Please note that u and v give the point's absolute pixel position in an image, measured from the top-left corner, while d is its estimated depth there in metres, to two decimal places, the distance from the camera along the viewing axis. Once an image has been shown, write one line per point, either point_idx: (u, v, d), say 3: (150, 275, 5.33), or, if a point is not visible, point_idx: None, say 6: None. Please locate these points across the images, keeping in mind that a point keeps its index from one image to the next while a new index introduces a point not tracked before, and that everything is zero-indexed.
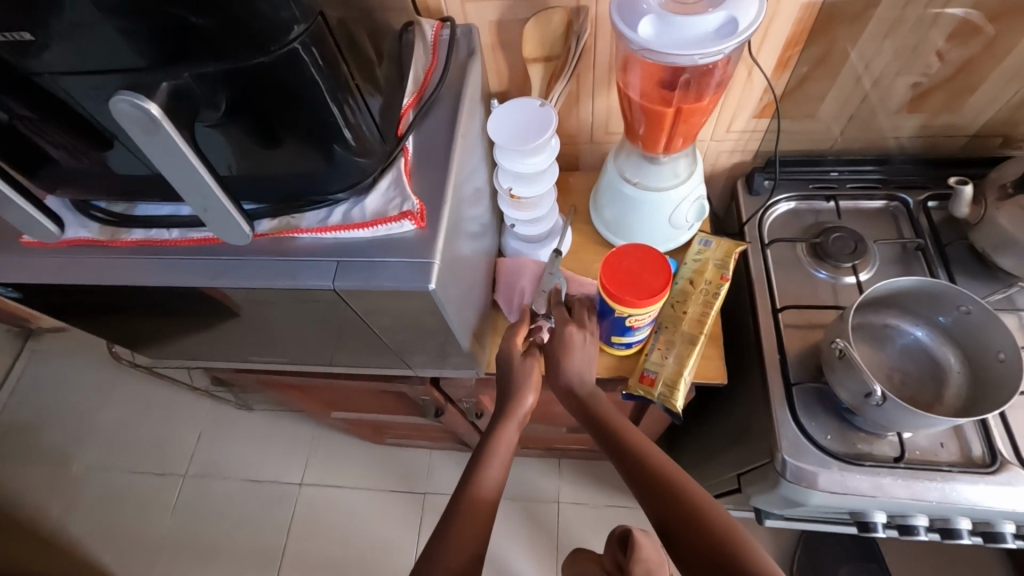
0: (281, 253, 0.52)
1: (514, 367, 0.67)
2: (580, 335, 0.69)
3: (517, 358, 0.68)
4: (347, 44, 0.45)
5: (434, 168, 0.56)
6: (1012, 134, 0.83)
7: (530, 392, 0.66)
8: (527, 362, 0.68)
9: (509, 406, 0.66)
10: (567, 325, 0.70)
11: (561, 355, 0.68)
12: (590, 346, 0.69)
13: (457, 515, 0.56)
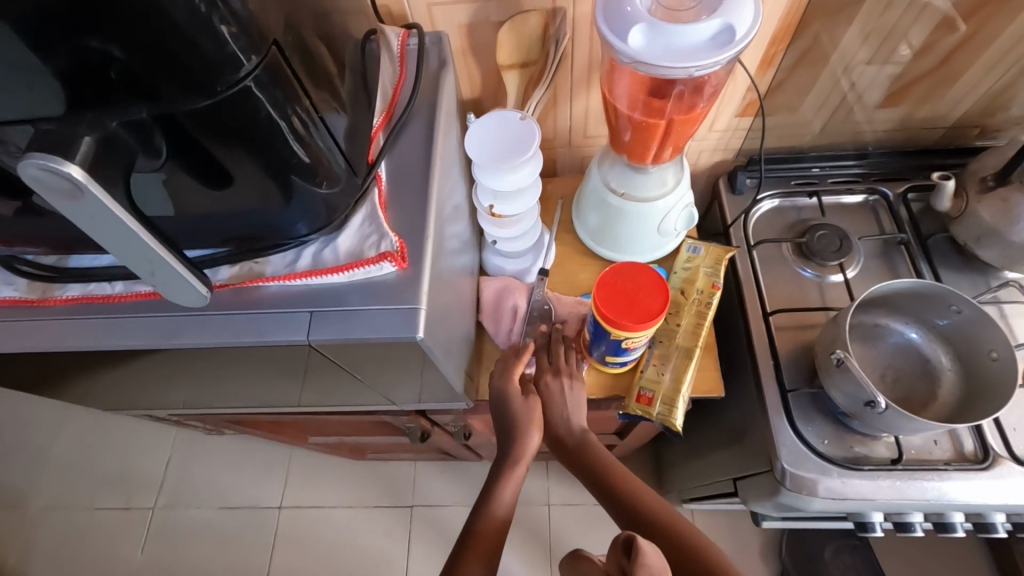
0: (245, 306, 0.46)
1: (513, 408, 0.62)
2: (569, 383, 0.66)
3: (517, 396, 0.63)
4: (305, 73, 0.39)
5: (412, 197, 0.51)
6: (988, 125, 0.82)
7: (533, 432, 0.61)
8: (527, 402, 0.63)
9: (512, 450, 0.60)
10: (544, 375, 0.67)
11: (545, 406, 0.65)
12: (575, 390, 0.66)
13: (463, 557, 0.53)
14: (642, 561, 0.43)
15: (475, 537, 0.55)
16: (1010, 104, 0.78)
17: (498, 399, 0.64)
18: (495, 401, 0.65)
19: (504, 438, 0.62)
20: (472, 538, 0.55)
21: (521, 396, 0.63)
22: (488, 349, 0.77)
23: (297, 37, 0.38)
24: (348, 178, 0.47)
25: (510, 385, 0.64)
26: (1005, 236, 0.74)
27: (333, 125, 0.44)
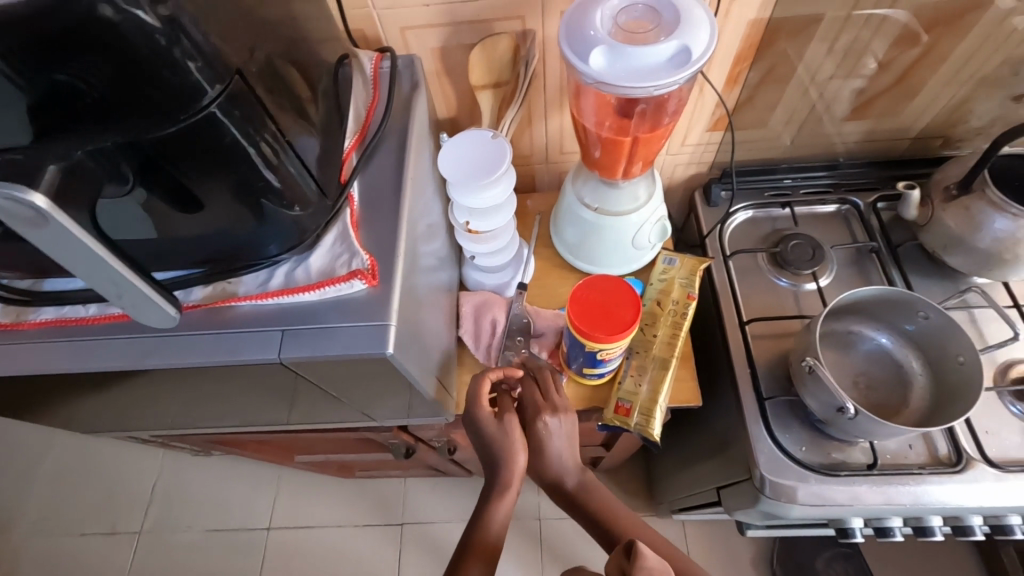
0: (217, 326, 0.47)
1: (491, 436, 0.61)
2: (557, 419, 0.62)
3: (493, 424, 0.61)
4: (272, 99, 0.40)
5: (383, 216, 0.52)
6: (951, 136, 0.85)
7: (518, 458, 0.60)
8: (504, 429, 0.61)
9: (500, 476, 0.61)
10: (539, 416, 0.62)
11: (540, 448, 0.63)
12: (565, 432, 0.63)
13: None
14: (642, 562, 0.45)
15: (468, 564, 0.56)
16: (970, 116, 0.81)
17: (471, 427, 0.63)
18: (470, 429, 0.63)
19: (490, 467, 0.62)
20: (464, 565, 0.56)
21: (497, 421, 0.61)
22: (469, 364, 0.78)
23: (264, 66, 0.40)
24: (319, 198, 0.48)
25: (483, 412, 0.61)
26: (971, 243, 0.76)
27: (302, 148, 0.45)
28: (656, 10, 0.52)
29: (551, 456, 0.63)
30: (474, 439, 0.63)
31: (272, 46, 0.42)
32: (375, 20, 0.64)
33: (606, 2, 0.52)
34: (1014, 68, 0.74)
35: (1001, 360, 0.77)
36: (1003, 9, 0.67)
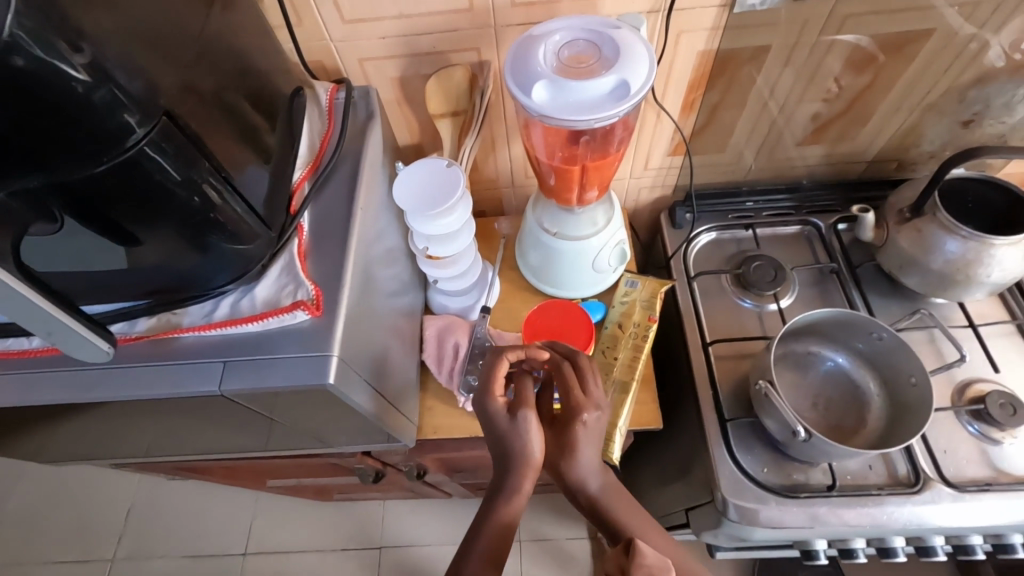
0: (160, 357, 0.47)
1: (506, 433, 0.55)
2: (596, 413, 0.57)
3: (507, 420, 0.55)
4: (208, 137, 0.42)
5: (332, 246, 0.53)
6: (905, 160, 0.87)
7: (535, 457, 0.55)
8: (521, 425, 0.55)
9: (512, 477, 0.55)
10: (577, 411, 0.56)
11: (566, 453, 0.57)
12: (598, 427, 0.57)
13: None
14: (641, 559, 0.46)
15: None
16: (921, 140, 0.83)
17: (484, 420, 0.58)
18: (483, 422, 0.58)
19: (502, 469, 0.56)
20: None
21: (512, 413, 0.56)
22: (433, 387, 0.78)
23: (200, 106, 0.41)
24: (264, 231, 0.49)
25: (495, 403, 0.57)
26: (924, 264, 0.78)
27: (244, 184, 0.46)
28: (597, 45, 0.53)
29: (578, 465, 0.57)
30: (487, 433, 0.58)
31: (209, 85, 0.43)
32: (333, 52, 0.66)
33: (549, 38, 0.53)
34: (960, 95, 0.76)
35: (959, 380, 0.78)
36: (940, 42, 0.69)
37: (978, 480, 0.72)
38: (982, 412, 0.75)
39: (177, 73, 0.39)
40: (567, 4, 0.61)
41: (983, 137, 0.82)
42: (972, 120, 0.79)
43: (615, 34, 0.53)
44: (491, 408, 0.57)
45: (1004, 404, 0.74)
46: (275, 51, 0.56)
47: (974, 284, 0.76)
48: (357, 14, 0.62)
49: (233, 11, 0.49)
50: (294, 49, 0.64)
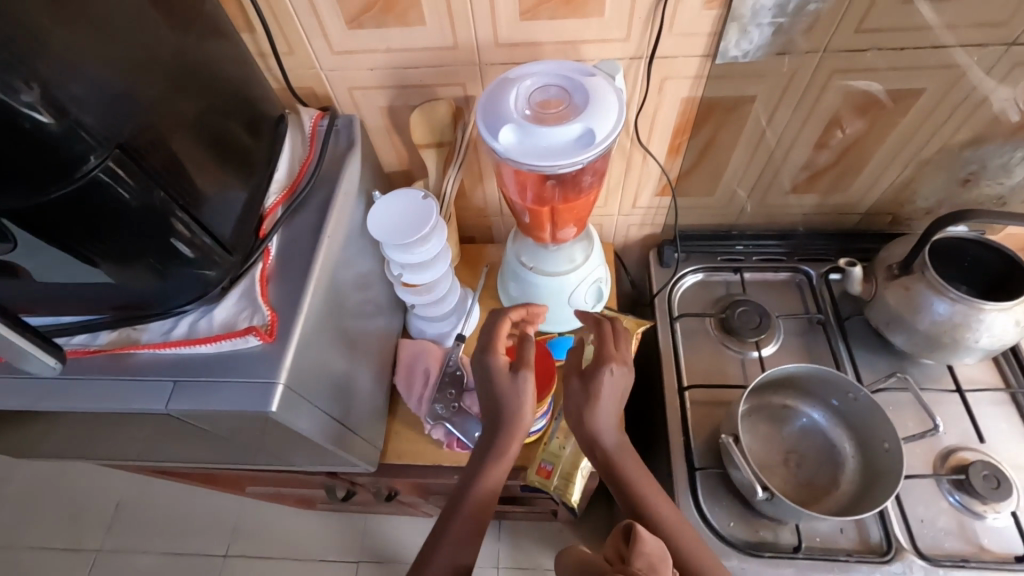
0: (114, 372, 0.48)
1: (501, 391, 0.59)
2: (621, 370, 0.60)
3: (507, 379, 0.59)
4: (168, 168, 0.44)
5: (295, 272, 0.54)
6: (900, 214, 0.86)
7: (524, 416, 0.58)
8: (515, 384, 0.59)
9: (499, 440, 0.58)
10: (603, 364, 0.60)
11: (587, 401, 0.59)
12: (620, 384, 0.60)
13: (444, 552, 0.54)
14: (641, 548, 0.40)
15: (456, 534, 0.55)
16: (915, 196, 0.82)
17: (481, 377, 0.61)
18: (480, 378, 0.61)
19: (495, 426, 0.59)
20: (454, 531, 0.55)
21: (512, 371, 0.59)
22: (403, 412, 0.78)
23: (160, 139, 0.43)
24: (223, 257, 0.51)
25: (495, 360, 0.60)
26: (911, 324, 0.75)
27: (206, 211, 0.48)
28: (569, 91, 0.54)
29: (596, 416, 0.59)
30: (482, 390, 0.61)
31: (173, 118, 0.44)
32: (323, 80, 0.67)
33: (521, 83, 0.55)
34: (954, 154, 0.75)
35: (943, 446, 0.76)
36: (934, 96, 0.67)
37: (954, 554, 0.69)
38: (964, 483, 0.72)
39: (136, 109, 0.41)
40: (550, 46, 0.62)
41: (981, 197, 0.81)
42: (969, 179, 0.78)
43: (586, 82, 0.54)
44: (492, 364, 0.60)
45: (987, 476, 0.72)
46: (254, 80, 0.58)
47: (962, 348, 0.74)
48: (345, 46, 0.63)
49: (212, 42, 0.51)
50: (284, 76, 0.66)
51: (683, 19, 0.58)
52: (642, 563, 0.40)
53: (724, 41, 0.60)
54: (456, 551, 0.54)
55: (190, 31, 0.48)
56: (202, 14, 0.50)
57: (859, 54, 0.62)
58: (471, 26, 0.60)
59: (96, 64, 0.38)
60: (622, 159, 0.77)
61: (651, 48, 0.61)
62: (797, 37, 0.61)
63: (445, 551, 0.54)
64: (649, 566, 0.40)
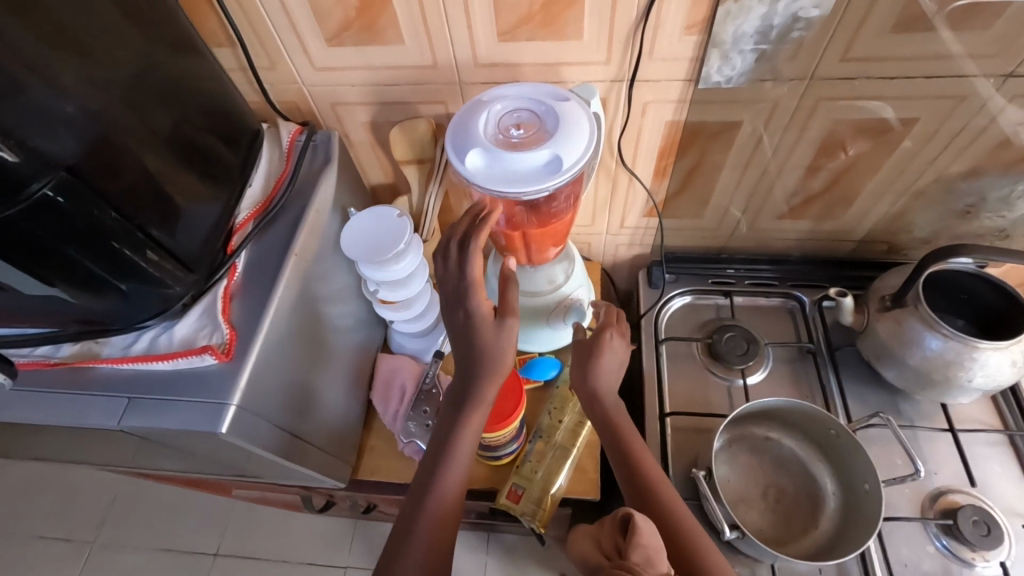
0: (72, 387, 0.49)
1: (482, 338, 0.54)
2: (620, 339, 0.64)
3: (490, 328, 0.55)
4: (122, 188, 0.44)
5: (260, 289, 0.54)
6: (897, 243, 0.83)
7: (506, 359, 0.55)
8: (500, 330, 0.55)
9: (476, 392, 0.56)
10: (605, 330, 0.63)
11: (589, 357, 0.63)
12: (621, 355, 0.64)
13: (423, 530, 0.52)
14: (638, 544, 0.41)
15: (434, 514, 0.53)
16: (912, 226, 0.80)
17: (459, 326, 0.56)
18: (456, 329, 0.56)
19: (472, 382, 0.56)
20: (432, 511, 0.53)
21: (493, 320, 0.55)
22: (377, 428, 0.77)
23: (111, 160, 0.43)
24: (185, 275, 0.51)
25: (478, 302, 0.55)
26: (902, 358, 0.73)
27: (164, 231, 0.48)
28: (540, 115, 0.54)
29: (597, 373, 0.62)
30: (456, 342, 0.57)
31: (128, 139, 0.45)
32: (306, 95, 0.68)
33: (491, 107, 0.54)
34: (950, 185, 0.73)
35: (932, 487, 0.72)
36: (928, 127, 0.66)
37: None
38: (953, 528, 0.69)
39: (83, 131, 0.41)
40: (530, 67, 0.62)
41: (981, 229, 0.79)
42: (969, 211, 0.76)
43: (556, 106, 0.53)
44: (472, 310, 0.55)
45: (977, 522, 0.68)
46: (228, 96, 0.58)
47: (955, 387, 0.71)
48: (326, 63, 0.63)
49: (180, 56, 0.52)
50: (266, 89, 0.67)
51: (664, 43, 0.57)
52: (640, 557, 0.41)
53: (706, 66, 0.59)
54: (435, 530, 0.52)
55: (155, 51, 0.48)
56: (172, 31, 0.51)
57: (846, 83, 0.61)
58: (449, 46, 0.60)
59: (42, 89, 0.38)
60: (608, 180, 0.76)
61: (632, 71, 0.60)
62: (782, 63, 0.60)
63: (426, 528, 0.52)
64: (646, 560, 0.41)
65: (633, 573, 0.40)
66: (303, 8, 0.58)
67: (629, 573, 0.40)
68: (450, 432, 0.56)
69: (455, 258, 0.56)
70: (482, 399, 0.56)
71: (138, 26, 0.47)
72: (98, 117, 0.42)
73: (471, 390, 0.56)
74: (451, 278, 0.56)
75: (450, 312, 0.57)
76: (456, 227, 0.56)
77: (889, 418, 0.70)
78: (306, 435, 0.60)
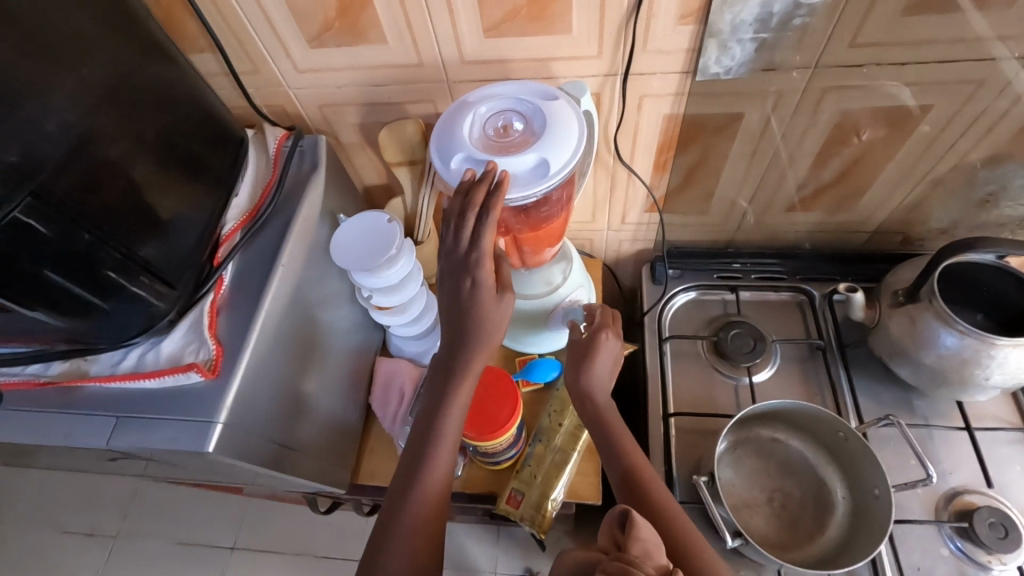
0: (62, 406, 0.49)
1: (480, 313, 0.51)
2: (614, 337, 0.62)
3: (491, 301, 0.51)
4: (97, 206, 0.43)
5: (246, 300, 0.53)
6: (912, 234, 0.80)
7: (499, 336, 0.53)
8: (501, 304, 0.52)
9: (463, 372, 0.54)
10: (600, 330, 0.62)
11: (584, 359, 0.61)
12: (615, 354, 0.62)
13: (417, 500, 0.53)
14: (637, 536, 0.36)
15: (427, 484, 0.53)
16: (928, 217, 0.77)
17: (462, 300, 0.51)
18: (454, 302, 0.52)
19: (461, 354, 0.53)
20: (425, 481, 0.53)
21: (493, 295, 0.52)
22: (377, 433, 0.77)
23: (82, 180, 0.42)
24: (166, 291, 0.50)
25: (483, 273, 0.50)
26: (915, 356, 0.70)
27: (142, 248, 0.48)
28: (527, 116, 0.51)
29: (591, 374, 0.61)
30: (450, 314, 0.53)
31: (100, 156, 0.44)
32: (292, 98, 0.66)
33: (477, 108, 0.52)
34: (970, 173, 0.69)
35: (947, 487, 0.70)
36: (944, 112, 0.62)
37: None
38: (968, 530, 0.66)
39: (50, 152, 0.40)
40: (519, 63, 0.59)
41: (1001, 219, 0.75)
42: (988, 200, 0.72)
43: (544, 106, 0.51)
44: (477, 283, 0.50)
45: (993, 524, 0.66)
46: (208, 103, 0.56)
47: (972, 385, 0.68)
48: (310, 65, 0.62)
49: (156, 65, 0.50)
50: (251, 93, 0.66)
51: (658, 34, 0.55)
52: (639, 550, 0.35)
53: (703, 57, 0.56)
54: (428, 499, 0.53)
55: (129, 60, 0.47)
56: (144, 37, 0.49)
57: (855, 70, 0.59)
58: (435, 44, 0.58)
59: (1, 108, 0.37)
60: (606, 176, 0.74)
61: (625, 64, 0.58)
62: (785, 51, 0.58)
63: (419, 498, 0.53)
64: (645, 553, 0.35)
65: (633, 566, 0.34)
66: (282, 9, 0.56)
67: (628, 567, 0.34)
68: (439, 404, 0.55)
69: (469, 228, 0.49)
70: (471, 369, 0.54)
71: (108, 36, 0.45)
72: (67, 135, 0.41)
73: (461, 363, 0.54)
74: (461, 248, 0.51)
75: (452, 285, 0.52)
76: (474, 194, 0.47)
77: (897, 419, 0.67)
78: (302, 446, 0.59)
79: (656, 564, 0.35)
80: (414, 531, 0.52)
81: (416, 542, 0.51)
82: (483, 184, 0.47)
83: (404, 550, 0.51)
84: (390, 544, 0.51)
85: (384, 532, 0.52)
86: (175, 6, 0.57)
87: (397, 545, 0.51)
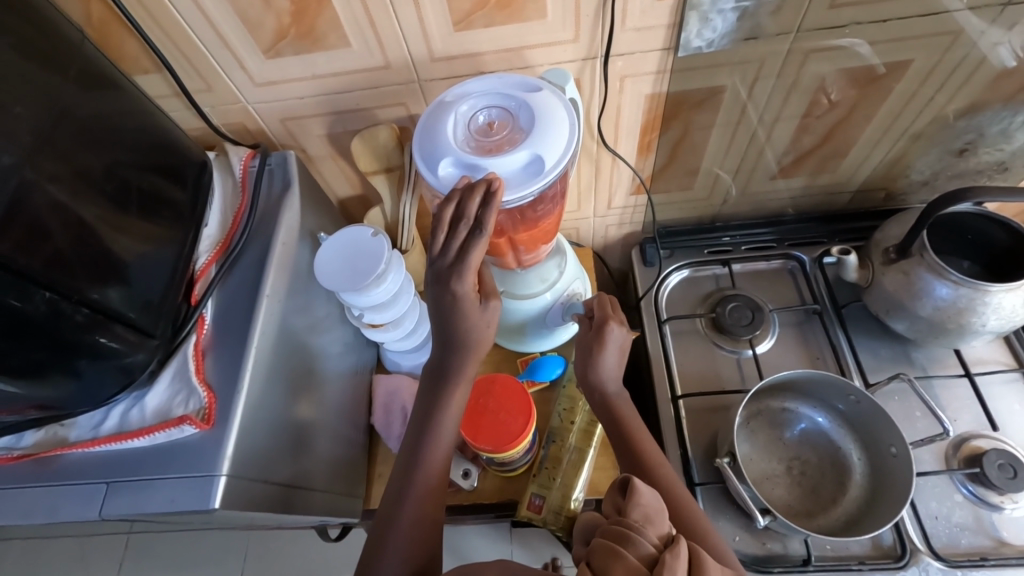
0: (42, 479, 0.45)
1: (464, 319, 0.50)
2: (620, 328, 0.59)
3: (475, 310, 0.50)
4: (55, 258, 0.39)
5: (232, 338, 0.50)
6: (894, 188, 0.81)
7: (483, 340, 0.53)
8: (484, 315, 0.51)
9: (457, 377, 0.54)
10: (606, 322, 0.59)
11: (593, 350, 0.59)
12: (625, 344, 0.60)
13: (412, 506, 0.51)
14: (636, 501, 0.34)
15: (422, 491, 0.52)
16: (909, 170, 0.78)
17: (445, 309, 0.50)
18: (438, 309, 0.50)
19: (453, 360, 0.53)
20: (420, 487, 0.52)
21: (477, 303, 0.50)
22: (381, 454, 0.72)
23: (27, 232, 0.37)
24: (143, 340, 0.46)
25: (466, 286, 0.48)
26: (912, 310, 0.70)
27: (109, 299, 0.43)
28: (512, 112, 0.49)
29: (600, 366, 0.59)
30: (434, 321, 0.52)
31: (41, 205, 0.38)
32: (252, 114, 0.62)
33: (457, 107, 0.50)
34: (947, 125, 0.71)
35: (953, 434, 0.70)
36: (924, 65, 0.63)
37: (972, 553, 0.64)
38: (978, 474, 0.67)
39: None
40: (491, 56, 0.57)
41: (980, 164, 0.76)
42: (966, 148, 0.74)
43: (529, 100, 0.48)
44: (460, 295, 0.48)
45: (1003, 465, 0.66)
46: (161, 131, 0.52)
47: (968, 333, 0.68)
48: (266, 77, 0.57)
49: (95, 92, 0.45)
50: (206, 113, 0.61)
51: (636, 12, 0.52)
52: (638, 515, 0.34)
53: (684, 31, 0.54)
54: (425, 505, 0.52)
55: (65, 94, 0.42)
56: (80, 66, 0.45)
57: (832, 33, 0.58)
58: (401, 42, 0.54)
59: None
60: (590, 164, 0.72)
61: (605, 46, 0.55)
62: (764, 19, 0.57)
63: (416, 505, 0.51)
64: (645, 519, 0.34)
65: (632, 531, 0.33)
66: (232, 20, 0.52)
67: (626, 531, 0.33)
68: (433, 410, 0.54)
69: (458, 241, 0.47)
70: (464, 376, 0.54)
71: (39, 71, 0.41)
72: (5, 185, 0.36)
73: (453, 368, 0.54)
74: (445, 259, 0.48)
75: (435, 294, 0.50)
76: (466, 206, 0.44)
77: (905, 375, 0.69)
78: (311, 482, 0.56)
79: (658, 532, 0.33)
80: (410, 541, 0.50)
81: (411, 551, 0.49)
82: (473, 195, 0.44)
83: (399, 561, 0.49)
84: (386, 556, 0.49)
85: (379, 543, 0.50)
86: (113, 26, 0.52)
87: (392, 557, 0.49)
